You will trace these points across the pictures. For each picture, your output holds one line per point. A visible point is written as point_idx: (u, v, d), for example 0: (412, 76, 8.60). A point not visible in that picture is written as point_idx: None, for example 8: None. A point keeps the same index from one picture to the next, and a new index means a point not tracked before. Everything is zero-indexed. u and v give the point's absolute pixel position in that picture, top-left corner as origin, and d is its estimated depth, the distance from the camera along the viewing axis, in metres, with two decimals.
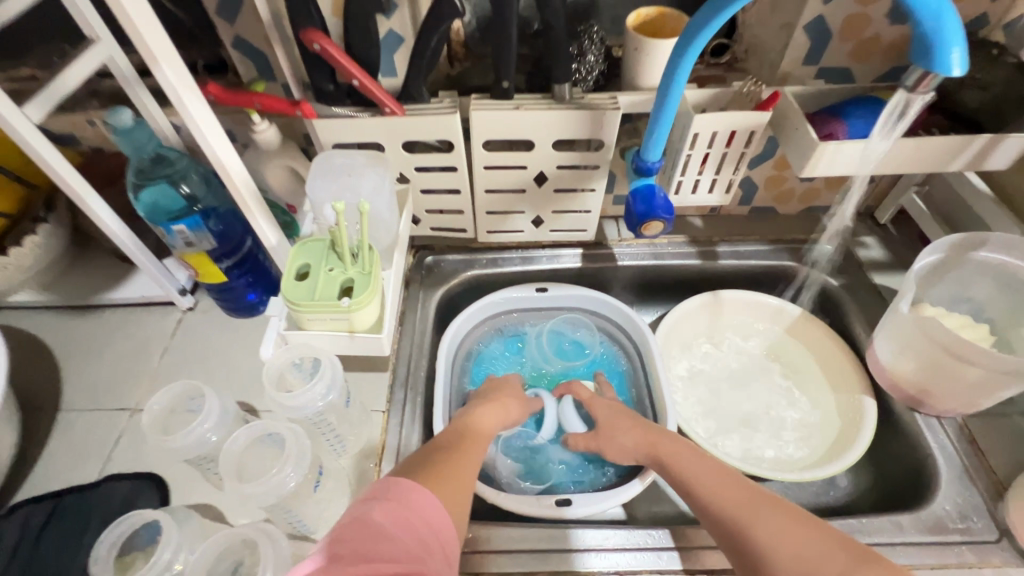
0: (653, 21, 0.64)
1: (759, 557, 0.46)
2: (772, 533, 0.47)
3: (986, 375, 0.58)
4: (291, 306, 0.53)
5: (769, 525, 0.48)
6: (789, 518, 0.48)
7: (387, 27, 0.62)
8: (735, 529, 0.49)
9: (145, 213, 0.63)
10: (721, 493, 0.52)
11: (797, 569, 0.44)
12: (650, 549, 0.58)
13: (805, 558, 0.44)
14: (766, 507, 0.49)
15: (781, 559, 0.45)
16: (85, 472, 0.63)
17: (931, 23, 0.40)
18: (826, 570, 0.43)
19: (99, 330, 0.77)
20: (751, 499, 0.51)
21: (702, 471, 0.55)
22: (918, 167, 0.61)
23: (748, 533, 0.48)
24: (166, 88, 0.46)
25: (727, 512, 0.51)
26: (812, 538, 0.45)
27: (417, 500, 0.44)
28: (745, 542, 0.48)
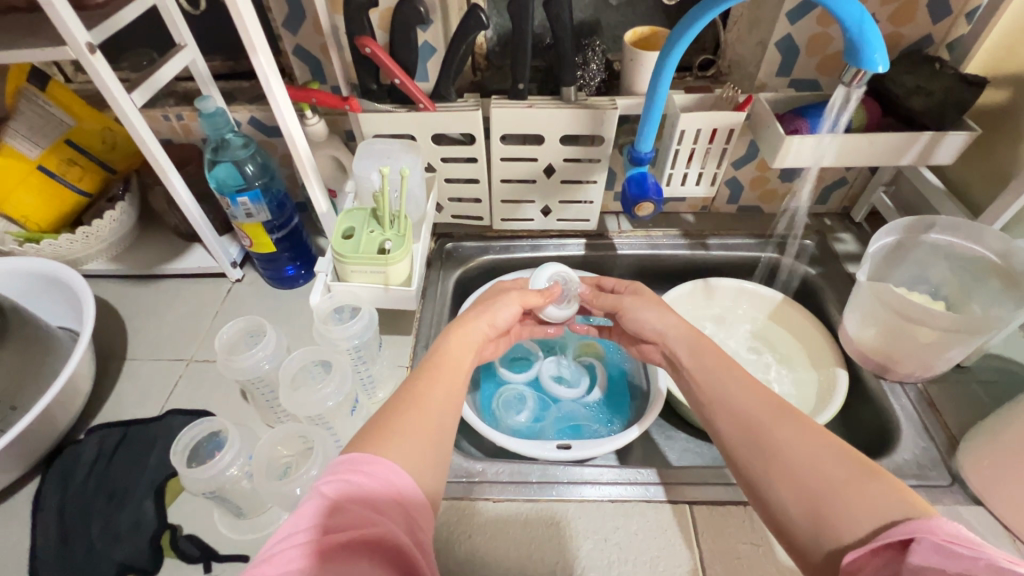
0: (648, 37, 0.76)
1: (766, 448, 0.45)
2: (786, 434, 0.45)
3: (937, 336, 0.66)
4: (338, 259, 0.64)
5: (786, 426, 0.46)
6: (820, 438, 0.44)
7: (423, 39, 0.74)
8: (746, 425, 0.48)
9: (216, 186, 0.75)
10: (737, 390, 0.51)
11: (803, 467, 0.43)
12: (639, 483, 0.66)
13: (813, 454, 0.43)
14: (786, 413, 0.47)
15: (790, 453, 0.44)
16: (148, 409, 0.73)
17: (856, 30, 0.51)
18: (832, 472, 0.42)
19: (160, 296, 0.88)
20: (772, 402, 0.48)
21: (725, 369, 0.53)
22: (874, 161, 0.71)
23: (761, 428, 0.46)
24: (257, 72, 0.59)
25: (737, 405, 0.49)
26: (833, 451, 0.43)
27: (375, 473, 0.40)
28: (755, 436, 0.46)
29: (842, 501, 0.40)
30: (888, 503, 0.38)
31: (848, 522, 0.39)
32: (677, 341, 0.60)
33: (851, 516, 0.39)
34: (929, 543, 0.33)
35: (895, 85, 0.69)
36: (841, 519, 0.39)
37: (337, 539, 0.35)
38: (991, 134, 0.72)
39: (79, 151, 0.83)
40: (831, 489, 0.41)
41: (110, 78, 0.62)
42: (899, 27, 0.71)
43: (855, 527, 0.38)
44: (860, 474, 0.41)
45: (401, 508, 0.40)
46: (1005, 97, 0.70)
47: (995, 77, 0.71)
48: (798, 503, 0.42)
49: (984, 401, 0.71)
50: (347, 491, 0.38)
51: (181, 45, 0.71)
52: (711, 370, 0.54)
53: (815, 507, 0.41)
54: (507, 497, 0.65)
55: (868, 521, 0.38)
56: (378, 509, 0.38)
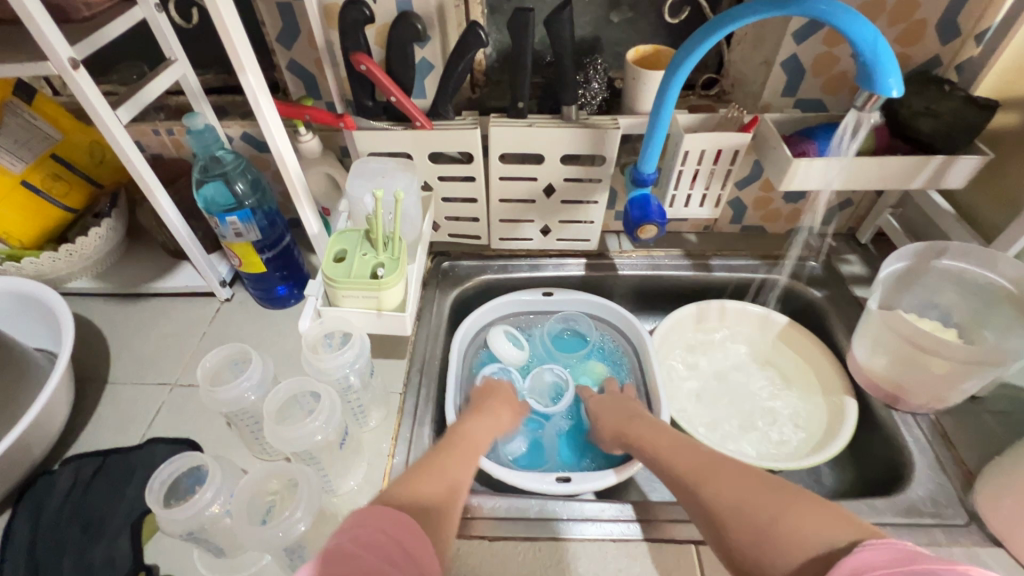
0: (650, 55, 0.75)
1: (704, 504, 0.50)
2: (718, 488, 0.50)
3: (952, 367, 0.63)
4: (329, 284, 0.61)
5: (714, 482, 0.51)
6: (746, 483, 0.49)
7: (421, 55, 0.72)
8: (689, 486, 0.53)
9: (203, 206, 0.72)
10: (676, 459, 0.57)
11: (736, 515, 0.46)
12: (616, 519, 0.63)
13: (739, 497, 0.48)
14: (717, 470, 0.52)
15: (722, 504, 0.48)
16: (127, 437, 0.69)
17: (869, 54, 0.49)
18: (760, 512, 0.45)
19: (145, 315, 0.85)
20: (704, 463, 0.54)
21: (665, 446, 0.61)
22: (885, 184, 0.69)
23: (698, 488, 0.52)
24: (245, 89, 0.57)
25: (678, 471, 0.56)
26: (756, 490, 0.47)
27: (390, 522, 0.40)
28: (697, 497, 0.51)
29: (775, 539, 0.43)
30: (812, 533, 0.41)
31: (780, 554, 0.42)
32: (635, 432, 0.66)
33: (781, 555, 0.42)
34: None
35: (903, 107, 0.67)
36: (775, 553, 0.42)
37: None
38: (1001, 158, 0.71)
39: (65, 165, 0.80)
40: (761, 525, 0.44)
41: (93, 93, 0.60)
42: (907, 47, 0.69)
43: (788, 557, 0.41)
44: (784, 506, 0.45)
45: (415, 561, 0.39)
46: (1015, 120, 0.69)
47: (1008, 99, 0.69)
48: (739, 545, 0.45)
49: (999, 433, 0.68)
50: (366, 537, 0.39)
51: (169, 60, 0.69)
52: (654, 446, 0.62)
53: (753, 547, 0.44)
54: (504, 534, 0.62)
55: (799, 553, 0.40)
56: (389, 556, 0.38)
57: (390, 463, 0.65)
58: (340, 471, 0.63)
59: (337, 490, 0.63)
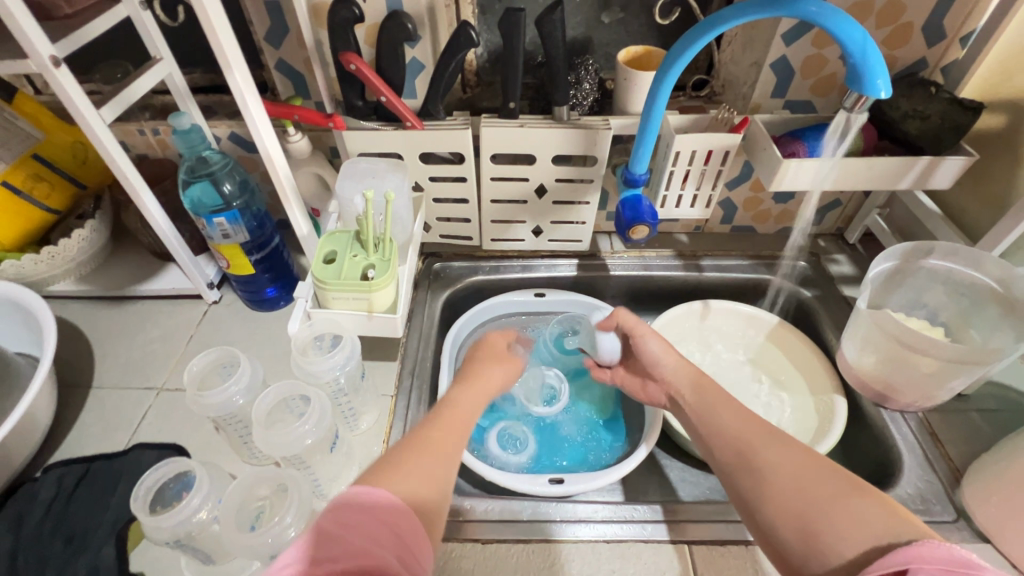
0: (641, 56, 0.75)
1: (755, 473, 0.48)
2: (775, 458, 0.47)
3: (939, 366, 0.64)
4: (318, 285, 0.60)
5: (771, 452, 0.48)
6: (808, 458, 0.46)
7: (411, 55, 0.72)
8: (739, 451, 0.50)
9: (190, 207, 0.71)
10: (730, 419, 0.54)
11: (794, 490, 0.44)
12: (636, 520, 0.63)
13: (799, 475, 0.45)
14: (776, 438, 0.50)
15: (779, 475, 0.46)
16: (113, 443, 0.68)
17: (858, 55, 0.50)
18: (820, 491, 0.43)
19: (131, 319, 0.83)
20: (762, 427, 0.51)
21: (715, 402, 0.57)
22: (873, 184, 0.70)
23: (752, 454, 0.49)
24: (232, 90, 0.56)
25: (728, 433, 0.53)
26: (817, 471, 0.45)
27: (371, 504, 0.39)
28: (749, 463, 0.49)
29: (829, 524, 0.41)
30: (875, 521, 0.40)
31: (834, 542, 0.40)
32: (682, 380, 0.61)
33: (839, 540, 0.40)
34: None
35: (891, 109, 0.68)
36: (828, 538, 0.41)
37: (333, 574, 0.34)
38: (987, 159, 0.72)
39: (47, 165, 0.79)
40: (818, 507, 0.42)
41: (76, 92, 0.59)
42: (894, 50, 0.70)
43: (843, 544, 0.40)
44: (846, 493, 0.43)
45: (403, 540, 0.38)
46: (1000, 122, 0.70)
47: (991, 101, 0.70)
48: (789, 522, 0.43)
49: (986, 431, 0.69)
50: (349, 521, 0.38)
51: (155, 59, 0.68)
52: (704, 405, 0.58)
53: (804, 528, 0.42)
54: (497, 536, 0.61)
55: (853, 545, 0.39)
56: (371, 535, 0.37)
57: None
58: (332, 474, 0.63)
59: (328, 494, 0.62)
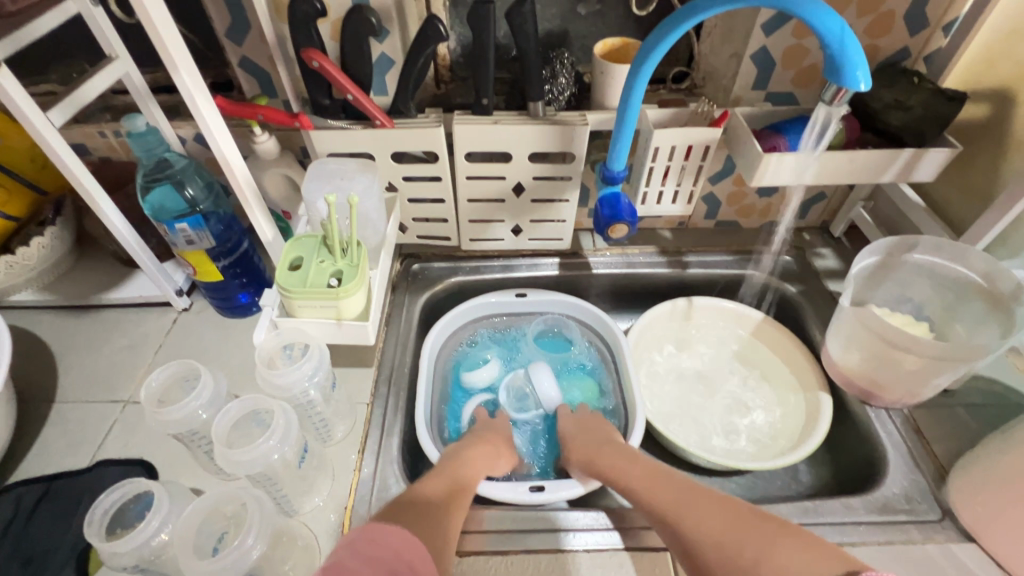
0: (618, 49, 0.73)
1: (683, 536, 0.50)
2: (698, 517, 0.50)
3: (924, 364, 0.63)
4: (283, 293, 0.58)
5: (695, 513, 0.51)
6: (730, 513, 0.49)
7: (379, 51, 0.69)
8: (664, 516, 0.53)
9: (150, 213, 0.68)
10: (653, 488, 0.57)
11: (715, 545, 0.47)
12: (617, 528, 0.61)
13: (723, 528, 0.48)
14: (700, 498, 0.52)
15: (700, 534, 0.48)
16: (76, 459, 0.66)
17: (835, 46, 0.48)
18: (745, 551, 0.45)
19: (97, 328, 0.80)
20: (687, 490, 0.54)
21: (640, 471, 0.60)
22: (856, 178, 0.68)
23: (675, 518, 0.52)
24: (181, 90, 0.53)
25: (656, 498, 0.55)
26: (741, 522, 0.48)
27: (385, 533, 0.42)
28: (674, 526, 0.51)
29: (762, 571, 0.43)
30: (800, 568, 0.42)
31: None
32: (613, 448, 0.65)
33: None
34: None
35: (873, 100, 0.67)
36: None
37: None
38: (971, 151, 0.70)
39: (2, 171, 0.75)
40: (749, 562, 0.44)
41: (20, 94, 0.55)
42: (876, 39, 0.68)
43: None
44: (774, 539, 0.45)
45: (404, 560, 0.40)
46: (983, 112, 0.68)
47: (975, 90, 0.68)
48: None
49: (971, 427, 0.68)
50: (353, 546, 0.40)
51: (109, 57, 0.65)
52: (631, 473, 0.60)
53: None
54: (475, 548, 0.60)
55: None
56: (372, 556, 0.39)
57: (357, 477, 0.62)
58: (301, 489, 0.60)
59: (297, 510, 0.60)
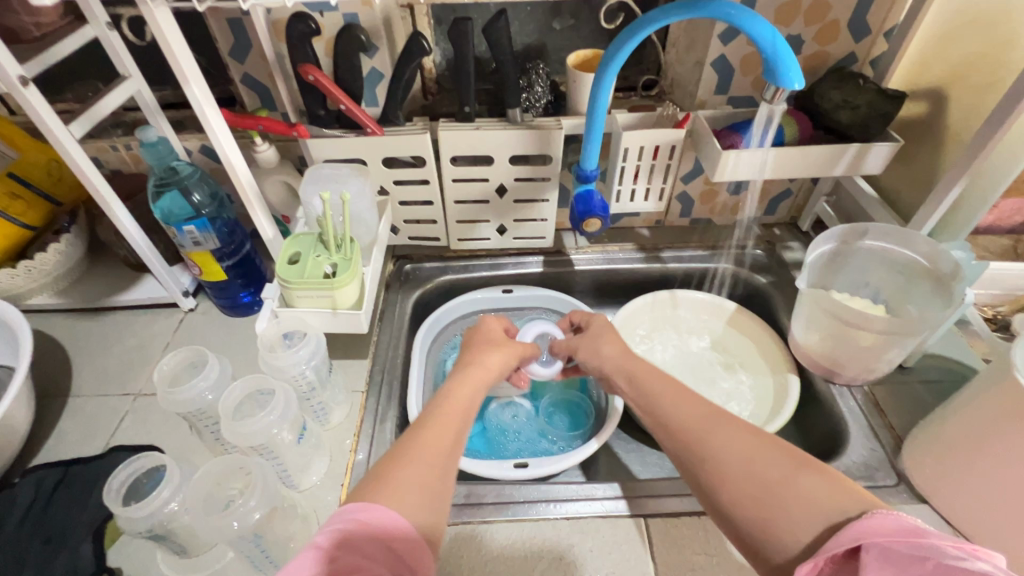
0: (590, 60, 0.79)
1: (704, 457, 0.47)
2: (721, 441, 0.47)
3: (876, 339, 0.68)
4: (283, 285, 0.63)
5: (719, 433, 0.48)
6: (753, 439, 0.47)
7: (370, 65, 0.76)
8: (683, 436, 0.50)
9: (160, 216, 0.74)
10: (669, 402, 0.54)
11: (739, 472, 0.45)
12: (596, 498, 0.66)
13: (747, 458, 0.45)
14: (721, 420, 0.50)
15: (727, 460, 0.46)
16: (91, 448, 0.70)
17: (771, 51, 0.53)
18: (771, 476, 0.44)
19: (109, 329, 0.86)
20: (706, 409, 0.51)
21: (662, 391, 0.55)
22: (809, 172, 0.74)
23: (697, 437, 0.49)
24: (191, 102, 0.59)
25: (675, 418, 0.52)
26: (766, 454, 0.45)
27: (385, 516, 0.40)
28: (694, 449, 0.48)
29: (785, 505, 0.42)
30: (825, 499, 0.41)
31: (790, 524, 0.41)
32: (622, 368, 0.62)
33: (794, 524, 0.41)
34: (876, 550, 0.35)
35: (823, 100, 0.73)
36: (783, 522, 0.41)
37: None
38: (915, 146, 0.76)
39: (22, 183, 0.80)
40: (767, 492, 0.43)
41: (45, 110, 0.62)
42: (823, 46, 0.74)
43: (798, 530, 0.40)
44: (797, 473, 0.43)
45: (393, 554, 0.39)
46: (923, 109, 0.74)
47: (915, 90, 0.75)
48: (744, 507, 0.44)
49: (926, 400, 0.73)
50: (323, 538, 0.38)
51: (123, 75, 0.71)
52: (650, 391, 0.56)
53: (759, 513, 0.43)
54: (463, 520, 0.64)
55: (809, 523, 0.40)
56: (369, 553, 0.38)
57: (352, 459, 0.67)
58: (300, 466, 0.64)
59: (299, 485, 0.64)
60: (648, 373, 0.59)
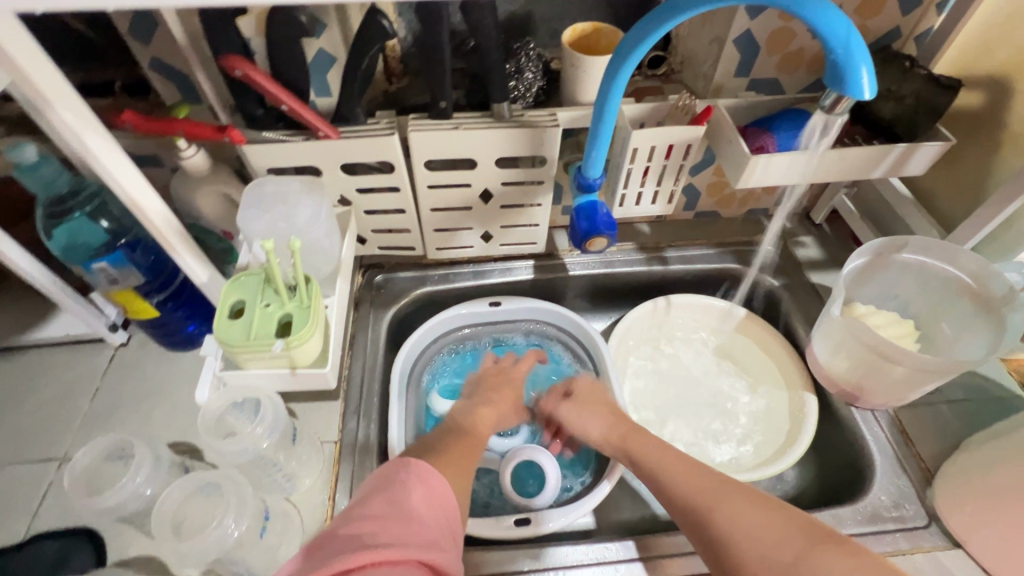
0: (590, 37, 0.65)
1: (717, 539, 0.47)
2: (730, 516, 0.48)
3: (911, 372, 0.61)
4: (224, 348, 0.51)
5: (728, 508, 0.48)
6: (762, 512, 0.47)
7: (316, 47, 0.60)
8: (694, 513, 0.51)
9: (60, 252, 0.60)
10: (677, 474, 0.54)
11: (752, 551, 0.44)
12: (608, 561, 0.59)
13: (758, 533, 0.45)
14: (730, 492, 0.50)
15: (738, 538, 0.46)
16: (9, 534, 0.59)
17: (841, 51, 0.42)
18: (782, 556, 0.43)
19: (20, 374, 0.71)
20: (712, 481, 0.52)
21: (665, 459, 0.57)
22: (844, 176, 0.64)
23: (709, 513, 0.49)
24: (64, 131, 0.43)
25: (683, 493, 0.53)
26: (776, 528, 0.45)
27: (453, 495, 0.46)
28: (707, 529, 0.49)
29: None
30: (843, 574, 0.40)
31: None
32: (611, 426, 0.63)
33: None
34: None
35: None
36: None
37: (330, 573, 0.35)
38: (960, 142, 0.67)
39: None
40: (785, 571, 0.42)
41: None
42: (867, 20, 0.62)
43: None
44: (810, 547, 0.42)
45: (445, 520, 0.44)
46: (978, 99, 0.64)
47: (967, 76, 0.64)
48: None
49: (953, 425, 0.68)
50: (417, 499, 0.43)
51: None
52: (655, 462, 0.57)
53: None
54: None
55: None
56: (417, 516, 0.42)
57: None
58: (266, 558, 0.55)
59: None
60: (646, 438, 0.60)
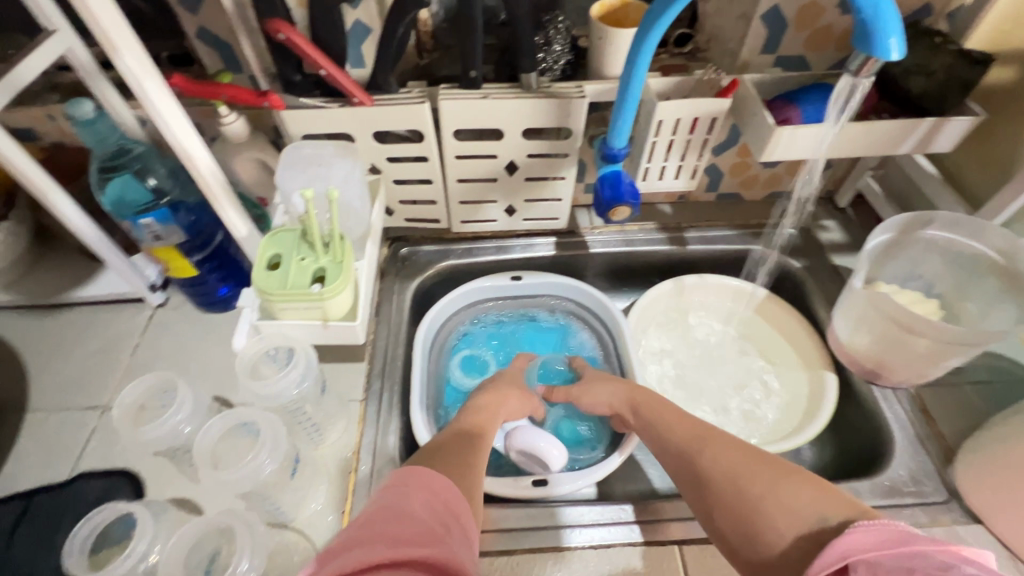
0: (618, 11, 0.66)
1: (698, 479, 0.49)
2: (710, 458, 0.49)
3: (933, 345, 0.61)
4: (263, 296, 0.53)
5: (711, 450, 0.50)
6: (741, 453, 0.48)
7: (354, 17, 0.63)
8: (679, 457, 0.52)
9: (111, 207, 0.63)
10: (671, 424, 0.56)
11: (725, 486, 0.46)
12: (622, 522, 0.60)
13: (734, 471, 0.46)
14: (717, 438, 0.51)
15: (715, 476, 0.47)
16: (54, 473, 0.63)
17: (869, 11, 0.43)
18: (751, 488, 0.44)
19: (66, 329, 0.75)
20: (701, 429, 0.53)
21: (662, 410, 0.59)
22: (871, 151, 0.64)
23: (692, 454, 0.51)
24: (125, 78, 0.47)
25: (673, 440, 0.55)
26: (749, 466, 0.46)
27: (459, 496, 0.41)
28: (690, 469, 0.50)
29: (765, 515, 0.41)
30: (804, 507, 0.40)
31: (771, 531, 0.40)
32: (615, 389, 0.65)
33: (774, 530, 0.40)
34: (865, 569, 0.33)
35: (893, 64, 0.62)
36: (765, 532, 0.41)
37: None
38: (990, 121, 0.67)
39: None
40: (751, 505, 0.43)
41: None
42: None
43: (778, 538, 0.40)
44: (778, 482, 0.43)
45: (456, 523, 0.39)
46: (1012, 75, 0.64)
47: (1000, 53, 0.64)
48: (733, 522, 0.44)
49: (976, 406, 0.68)
50: (418, 505, 0.38)
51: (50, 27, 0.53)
52: (652, 414, 0.60)
53: (743, 524, 0.43)
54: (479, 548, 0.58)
55: (789, 530, 0.39)
56: (418, 516, 0.37)
57: (353, 479, 0.60)
58: (295, 500, 0.58)
59: (293, 518, 0.58)
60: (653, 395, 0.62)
